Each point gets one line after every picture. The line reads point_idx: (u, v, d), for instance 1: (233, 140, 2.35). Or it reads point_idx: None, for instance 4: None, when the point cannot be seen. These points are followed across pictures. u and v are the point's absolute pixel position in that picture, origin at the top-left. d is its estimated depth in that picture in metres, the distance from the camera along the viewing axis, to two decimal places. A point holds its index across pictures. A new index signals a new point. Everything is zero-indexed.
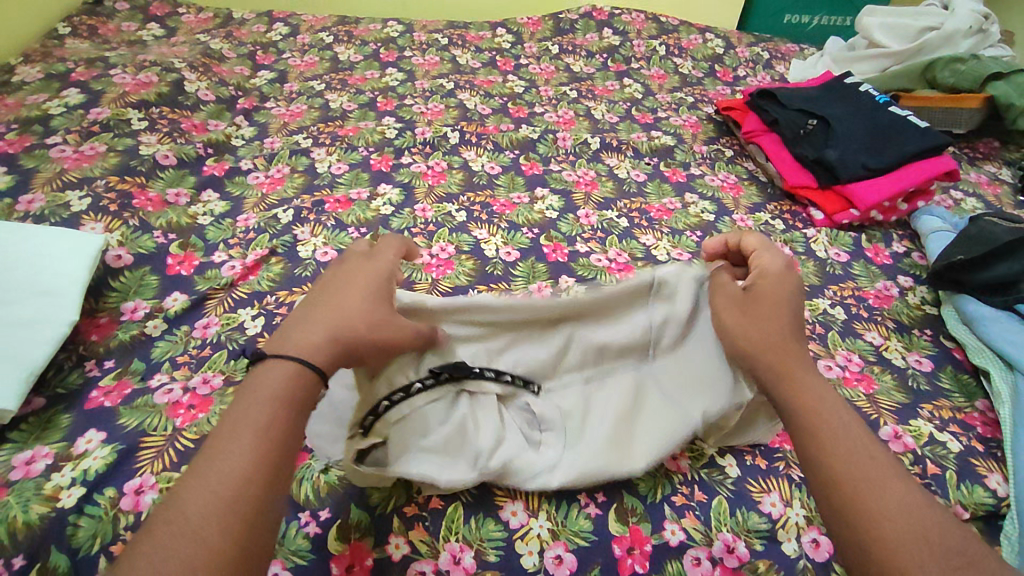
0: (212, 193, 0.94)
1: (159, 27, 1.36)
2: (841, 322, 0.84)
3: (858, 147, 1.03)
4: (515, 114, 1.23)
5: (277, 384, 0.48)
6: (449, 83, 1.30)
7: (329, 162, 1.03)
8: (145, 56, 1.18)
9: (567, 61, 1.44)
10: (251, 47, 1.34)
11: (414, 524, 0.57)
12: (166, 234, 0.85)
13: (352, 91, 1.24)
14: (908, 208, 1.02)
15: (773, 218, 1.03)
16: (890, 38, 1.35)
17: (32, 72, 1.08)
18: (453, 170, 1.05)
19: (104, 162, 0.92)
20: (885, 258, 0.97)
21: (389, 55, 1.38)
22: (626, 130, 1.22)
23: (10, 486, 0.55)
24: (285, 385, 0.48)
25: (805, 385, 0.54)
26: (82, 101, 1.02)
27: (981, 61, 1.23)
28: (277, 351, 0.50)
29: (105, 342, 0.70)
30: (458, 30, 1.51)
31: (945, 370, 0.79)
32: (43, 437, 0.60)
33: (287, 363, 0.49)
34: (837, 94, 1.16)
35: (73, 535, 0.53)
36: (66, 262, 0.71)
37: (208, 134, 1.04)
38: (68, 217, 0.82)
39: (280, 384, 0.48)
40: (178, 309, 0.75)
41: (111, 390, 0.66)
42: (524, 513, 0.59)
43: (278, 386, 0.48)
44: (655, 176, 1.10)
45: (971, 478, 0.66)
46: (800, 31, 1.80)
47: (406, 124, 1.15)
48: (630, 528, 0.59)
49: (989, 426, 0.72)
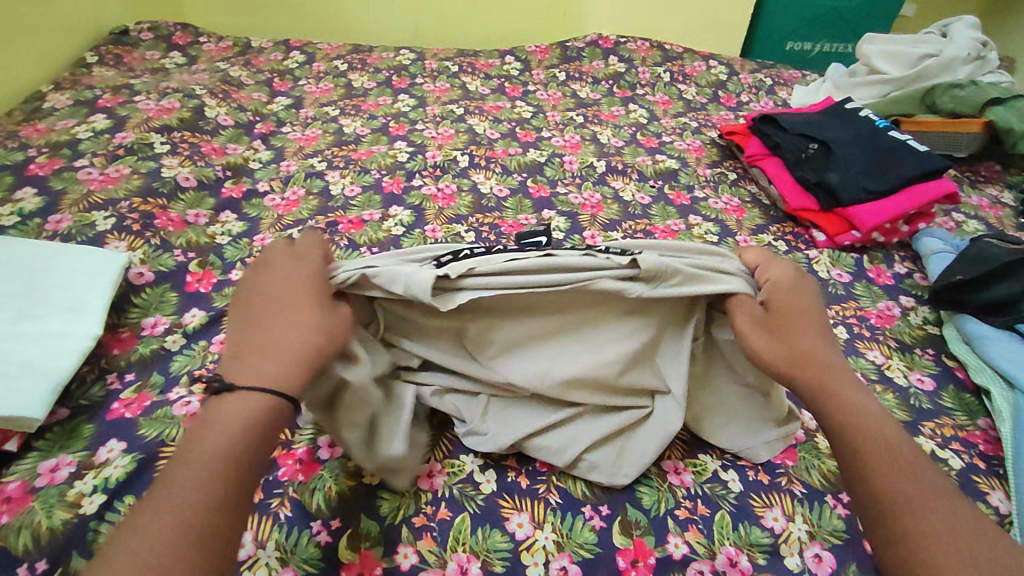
0: (230, 215, 0.97)
1: (181, 56, 1.42)
2: (843, 341, 0.85)
3: (858, 170, 1.05)
4: (523, 138, 1.26)
5: (255, 407, 0.47)
6: (459, 109, 1.34)
7: (342, 185, 1.07)
8: (168, 83, 1.23)
9: (574, 87, 1.48)
10: (269, 75, 1.40)
11: (422, 534, 0.58)
12: (186, 253, 0.88)
13: (365, 117, 1.28)
14: (909, 230, 1.04)
15: (776, 240, 1.05)
16: (890, 64, 1.39)
17: (62, 99, 1.13)
18: (462, 193, 1.08)
19: (128, 184, 0.95)
20: (888, 279, 0.99)
21: (401, 82, 1.43)
22: (631, 154, 1.25)
23: (35, 493, 0.58)
24: (246, 412, 0.47)
25: (848, 400, 0.54)
26: (108, 126, 1.07)
27: (979, 86, 1.26)
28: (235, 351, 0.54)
29: (126, 356, 0.73)
30: (468, 58, 1.56)
31: (947, 389, 0.80)
32: (67, 446, 0.62)
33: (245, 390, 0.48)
34: (838, 119, 1.18)
35: (94, 540, 0.55)
36: (92, 280, 0.74)
37: (227, 158, 1.08)
38: (93, 236, 0.85)
39: (255, 410, 0.47)
40: (197, 325, 0.78)
41: (131, 402, 0.68)
42: (529, 525, 0.60)
43: (254, 412, 0.47)
44: (660, 199, 1.13)
45: (973, 495, 0.66)
46: (803, 58, 1.84)
47: (417, 148, 1.19)
48: (634, 541, 0.60)
49: (991, 444, 0.72)
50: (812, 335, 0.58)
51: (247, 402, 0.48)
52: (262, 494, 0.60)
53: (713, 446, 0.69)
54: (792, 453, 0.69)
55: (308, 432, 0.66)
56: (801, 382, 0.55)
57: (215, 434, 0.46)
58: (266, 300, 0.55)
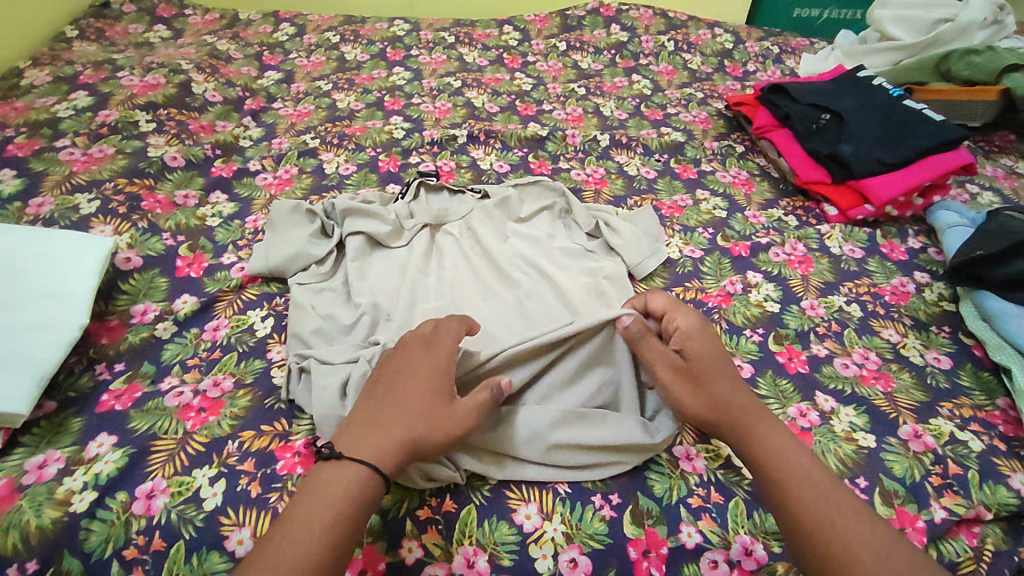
0: (221, 195, 0.93)
1: (166, 29, 1.36)
2: (857, 319, 0.83)
3: (871, 141, 1.00)
4: (523, 112, 1.22)
5: (348, 485, 0.49)
6: (456, 82, 1.29)
7: (336, 163, 1.02)
8: (153, 58, 1.18)
9: (574, 57, 1.43)
10: (258, 48, 1.34)
11: (427, 528, 0.57)
12: (175, 236, 0.84)
13: (359, 90, 1.23)
14: (923, 203, 1.01)
15: (786, 215, 1.02)
16: (904, 30, 1.33)
17: (40, 75, 1.09)
18: (462, 169, 1.05)
19: (112, 164, 0.92)
20: (901, 254, 0.96)
21: (396, 54, 1.37)
22: (635, 127, 1.20)
23: (22, 491, 0.56)
24: (354, 491, 0.48)
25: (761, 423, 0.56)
26: (90, 103, 1.02)
27: (997, 52, 1.19)
28: (354, 449, 0.51)
29: (115, 345, 0.70)
30: (465, 28, 1.50)
31: (965, 368, 0.77)
32: (54, 441, 0.61)
33: (364, 467, 0.50)
34: (850, 88, 1.14)
35: (85, 539, 0.54)
36: (78, 265, 0.71)
37: (216, 135, 1.04)
38: (77, 220, 0.82)
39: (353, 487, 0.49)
40: (188, 312, 0.75)
41: (121, 393, 0.66)
42: (537, 516, 0.58)
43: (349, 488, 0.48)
44: (666, 173, 1.09)
45: (994, 477, 0.64)
46: (809, 25, 1.79)
47: (414, 124, 1.15)
48: (646, 531, 0.58)
49: (1010, 425, 0.70)
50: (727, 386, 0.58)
51: (350, 479, 0.49)
52: (259, 488, 0.58)
53: None
54: (808, 436, 0.67)
55: (306, 422, 0.65)
56: (728, 426, 0.57)
57: (327, 506, 0.47)
58: (400, 393, 0.54)
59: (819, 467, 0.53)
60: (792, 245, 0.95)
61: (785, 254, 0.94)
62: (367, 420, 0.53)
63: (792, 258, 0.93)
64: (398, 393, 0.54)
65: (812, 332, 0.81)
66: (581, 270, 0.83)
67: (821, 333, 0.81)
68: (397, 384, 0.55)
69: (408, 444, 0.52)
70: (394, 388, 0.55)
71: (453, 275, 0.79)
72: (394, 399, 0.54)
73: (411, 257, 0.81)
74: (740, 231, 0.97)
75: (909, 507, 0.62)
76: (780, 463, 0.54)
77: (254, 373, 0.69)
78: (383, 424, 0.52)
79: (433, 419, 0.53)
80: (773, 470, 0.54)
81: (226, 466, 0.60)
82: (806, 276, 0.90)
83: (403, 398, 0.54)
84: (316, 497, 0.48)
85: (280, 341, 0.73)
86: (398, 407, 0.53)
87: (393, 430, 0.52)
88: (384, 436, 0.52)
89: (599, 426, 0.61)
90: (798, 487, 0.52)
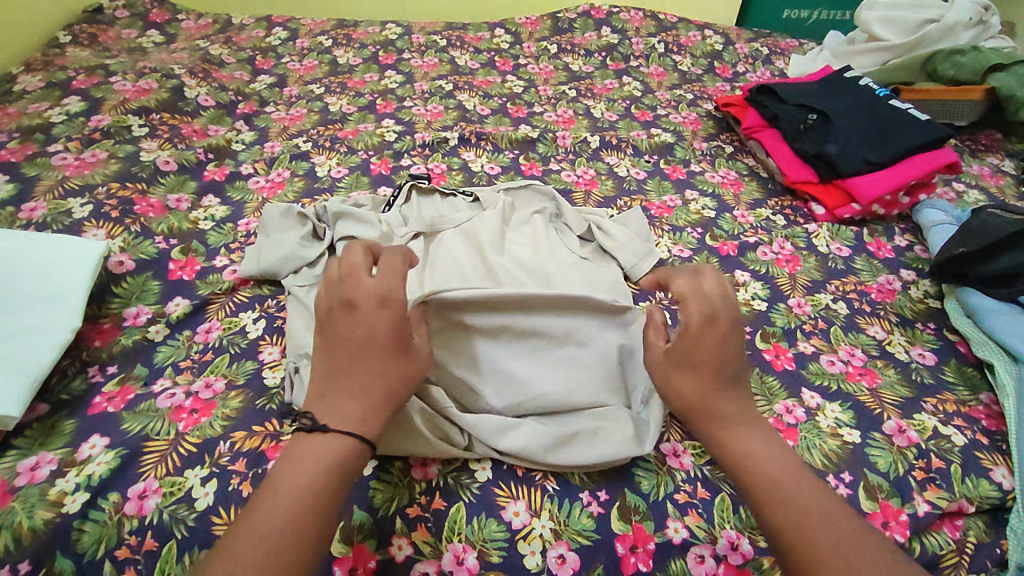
0: (213, 199, 0.94)
1: (159, 34, 1.37)
2: (844, 316, 0.84)
3: (858, 141, 1.02)
4: (514, 114, 1.23)
5: (328, 460, 0.48)
6: (448, 85, 1.30)
7: (328, 166, 1.03)
8: (146, 63, 1.19)
9: (565, 60, 1.44)
10: (250, 53, 1.35)
11: (416, 525, 0.58)
12: (167, 240, 0.85)
13: (351, 94, 1.24)
14: (910, 201, 1.02)
15: (774, 214, 1.03)
16: (889, 31, 1.34)
17: (33, 81, 1.09)
18: (453, 171, 1.05)
19: (105, 169, 0.92)
20: (888, 252, 0.97)
21: (388, 57, 1.38)
22: (625, 129, 1.21)
23: (15, 492, 0.56)
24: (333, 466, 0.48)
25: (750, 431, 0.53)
26: (83, 109, 1.03)
27: (981, 52, 1.20)
28: (333, 424, 0.50)
29: (108, 347, 0.71)
30: (457, 32, 1.51)
31: (949, 364, 0.79)
32: (47, 443, 0.61)
33: (344, 436, 0.49)
34: (837, 88, 1.15)
35: (78, 540, 0.55)
36: (70, 269, 0.71)
37: (208, 140, 1.05)
38: (70, 224, 0.83)
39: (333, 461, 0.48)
40: (180, 314, 0.76)
41: (114, 396, 0.66)
42: (526, 513, 0.59)
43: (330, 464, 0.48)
44: (655, 174, 1.10)
45: (976, 471, 0.65)
46: (798, 26, 1.80)
47: (406, 127, 1.15)
48: (633, 526, 0.59)
49: (993, 419, 0.71)
50: (722, 389, 0.55)
51: (331, 449, 0.49)
52: (250, 488, 0.59)
53: None
54: (794, 432, 0.68)
55: (297, 422, 0.65)
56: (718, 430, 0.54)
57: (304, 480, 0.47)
58: (358, 353, 0.52)
59: (807, 478, 0.51)
60: (780, 244, 0.96)
61: (773, 252, 0.95)
62: (334, 388, 0.51)
63: (780, 257, 0.94)
64: (357, 355, 0.52)
65: (799, 330, 0.82)
66: (577, 268, 0.82)
67: (807, 331, 0.82)
68: (348, 343, 0.52)
69: (385, 405, 0.52)
70: (348, 349, 0.52)
71: (448, 273, 0.78)
72: (354, 360, 0.52)
73: (403, 260, 0.81)
74: (729, 231, 0.98)
75: (892, 501, 0.63)
76: (771, 478, 0.51)
77: (246, 374, 0.70)
78: (356, 393, 0.51)
79: (405, 372, 0.53)
80: (764, 482, 0.51)
81: (218, 466, 0.60)
82: (794, 275, 0.91)
83: (361, 357, 0.52)
84: (297, 471, 0.48)
85: (273, 342, 0.74)
86: (363, 369, 0.52)
87: (369, 395, 0.51)
88: (358, 403, 0.51)
89: (593, 442, 0.61)
90: (789, 501, 0.49)
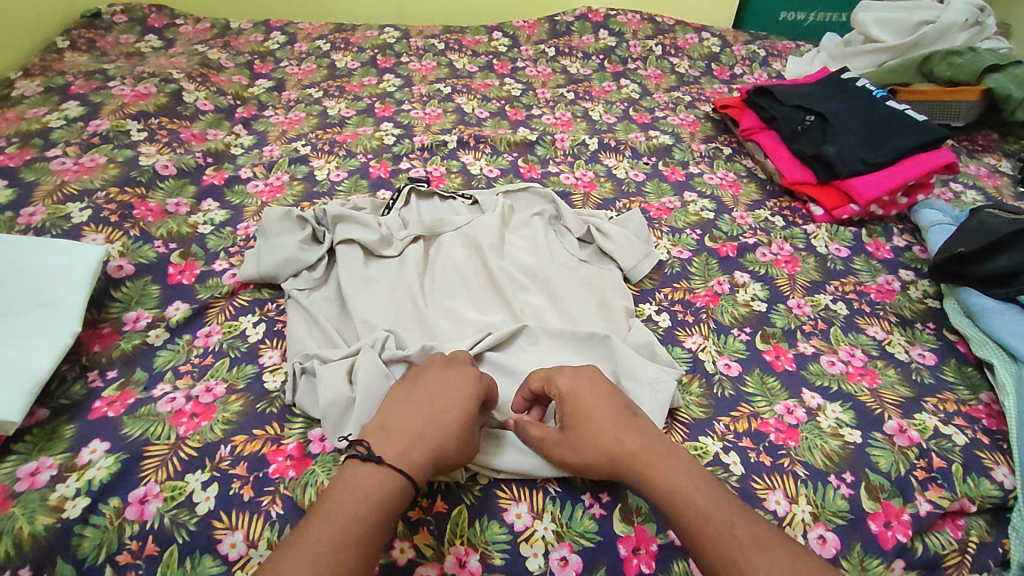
0: (212, 203, 0.94)
1: (157, 39, 1.37)
2: (844, 317, 0.84)
3: (856, 141, 1.02)
4: (513, 117, 1.23)
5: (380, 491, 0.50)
6: (446, 88, 1.30)
7: (327, 170, 1.03)
8: (144, 68, 1.19)
9: (563, 62, 1.44)
10: (248, 57, 1.35)
11: (419, 529, 0.57)
12: (167, 244, 0.85)
13: (350, 98, 1.24)
14: (908, 202, 1.02)
15: (773, 215, 1.03)
16: (886, 31, 1.35)
17: (31, 86, 1.09)
18: (452, 174, 1.05)
19: (103, 173, 0.92)
20: (886, 252, 0.97)
21: (386, 61, 1.38)
22: (624, 131, 1.22)
23: (16, 497, 0.56)
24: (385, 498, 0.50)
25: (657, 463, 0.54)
26: (81, 114, 1.03)
27: (978, 53, 1.21)
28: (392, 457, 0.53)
29: (108, 352, 0.71)
30: (455, 35, 1.51)
31: (948, 363, 0.79)
32: (47, 448, 0.61)
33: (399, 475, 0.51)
34: (834, 90, 1.15)
35: (78, 545, 0.54)
36: (70, 273, 0.71)
37: (207, 144, 1.05)
38: (69, 229, 0.83)
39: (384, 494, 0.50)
40: (180, 318, 0.75)
41: (113, 400, 0.66)
42: (528, 515, 0.59)
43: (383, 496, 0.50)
44: (654, 176, 1.10)
45: (977, 471, 0.66)
46: (796, 28, 1.80)
47: (404, 130, 1.16)
48: (635, 528, 0.59)
49: (994, 419, 0.71)
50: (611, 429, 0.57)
51: (383, 481, 0.51)
52: (252, 492, 0.59)
53: (714, 429, 0.68)
54: (794, 432, 0.68)
55: (299, 426, 0.65)
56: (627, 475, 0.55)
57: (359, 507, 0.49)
58: (434, 406, 0.57)
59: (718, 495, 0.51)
60: (779, 245, 0.96)
61: (773, 253, 0.95)
62: (400, 428, 0.55)
63: (779, 258, 0.94)
64: (433, 407, 0.57)
65: (799, 330, 0.82)
66: (575, 272, 0.83)
67: (807, 331, 0.82)
68: (430, 397, 0.58)
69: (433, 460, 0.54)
70: (428, 401, 0.58)
71: (449, 278, 0.80)
72: (428, 411, 0.57)
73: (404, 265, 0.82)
74: (728, 232, 0.98)
75: (894, 501, 0.63)
76: (679, 506, 0.51)
77: (246, 378, 0.70)
78: (418, 433, 0.55)
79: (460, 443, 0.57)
80: (676, 514, 0.51)
81: (218, 470, 0.60)
82: (793, 275, 0.91)
83: (434, 412, 0.57)
84: (356, 494, 0.50)
85: (273, 346, 0.74)
86: (429, 420, 0.56)
87: (427, 442, 0.54)
88: (419, 445, 0.54)
89: None
90: (701, 525, 0.50)
